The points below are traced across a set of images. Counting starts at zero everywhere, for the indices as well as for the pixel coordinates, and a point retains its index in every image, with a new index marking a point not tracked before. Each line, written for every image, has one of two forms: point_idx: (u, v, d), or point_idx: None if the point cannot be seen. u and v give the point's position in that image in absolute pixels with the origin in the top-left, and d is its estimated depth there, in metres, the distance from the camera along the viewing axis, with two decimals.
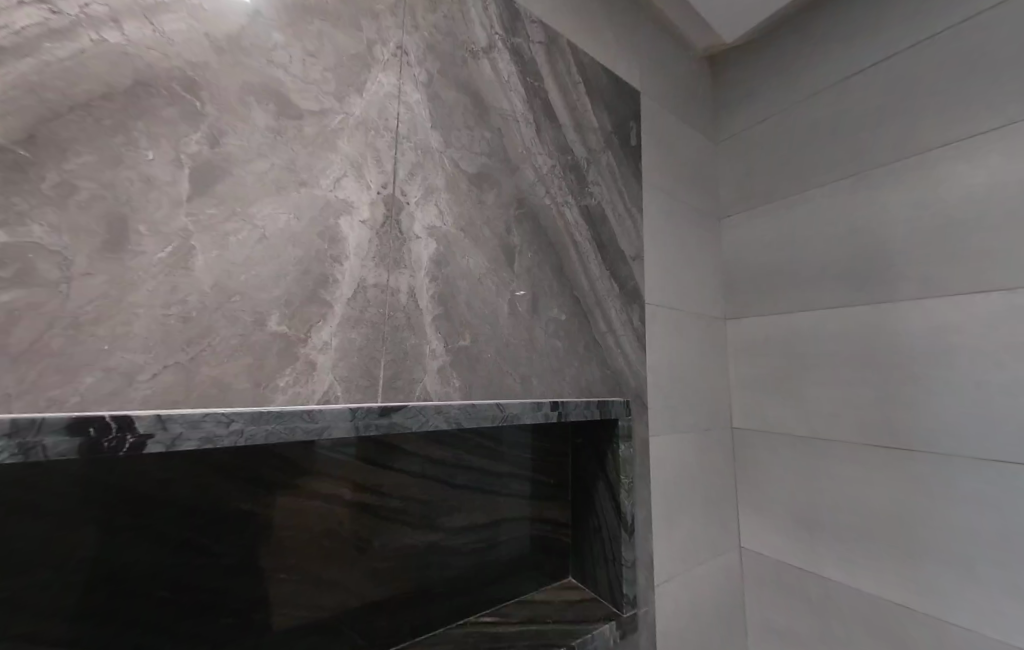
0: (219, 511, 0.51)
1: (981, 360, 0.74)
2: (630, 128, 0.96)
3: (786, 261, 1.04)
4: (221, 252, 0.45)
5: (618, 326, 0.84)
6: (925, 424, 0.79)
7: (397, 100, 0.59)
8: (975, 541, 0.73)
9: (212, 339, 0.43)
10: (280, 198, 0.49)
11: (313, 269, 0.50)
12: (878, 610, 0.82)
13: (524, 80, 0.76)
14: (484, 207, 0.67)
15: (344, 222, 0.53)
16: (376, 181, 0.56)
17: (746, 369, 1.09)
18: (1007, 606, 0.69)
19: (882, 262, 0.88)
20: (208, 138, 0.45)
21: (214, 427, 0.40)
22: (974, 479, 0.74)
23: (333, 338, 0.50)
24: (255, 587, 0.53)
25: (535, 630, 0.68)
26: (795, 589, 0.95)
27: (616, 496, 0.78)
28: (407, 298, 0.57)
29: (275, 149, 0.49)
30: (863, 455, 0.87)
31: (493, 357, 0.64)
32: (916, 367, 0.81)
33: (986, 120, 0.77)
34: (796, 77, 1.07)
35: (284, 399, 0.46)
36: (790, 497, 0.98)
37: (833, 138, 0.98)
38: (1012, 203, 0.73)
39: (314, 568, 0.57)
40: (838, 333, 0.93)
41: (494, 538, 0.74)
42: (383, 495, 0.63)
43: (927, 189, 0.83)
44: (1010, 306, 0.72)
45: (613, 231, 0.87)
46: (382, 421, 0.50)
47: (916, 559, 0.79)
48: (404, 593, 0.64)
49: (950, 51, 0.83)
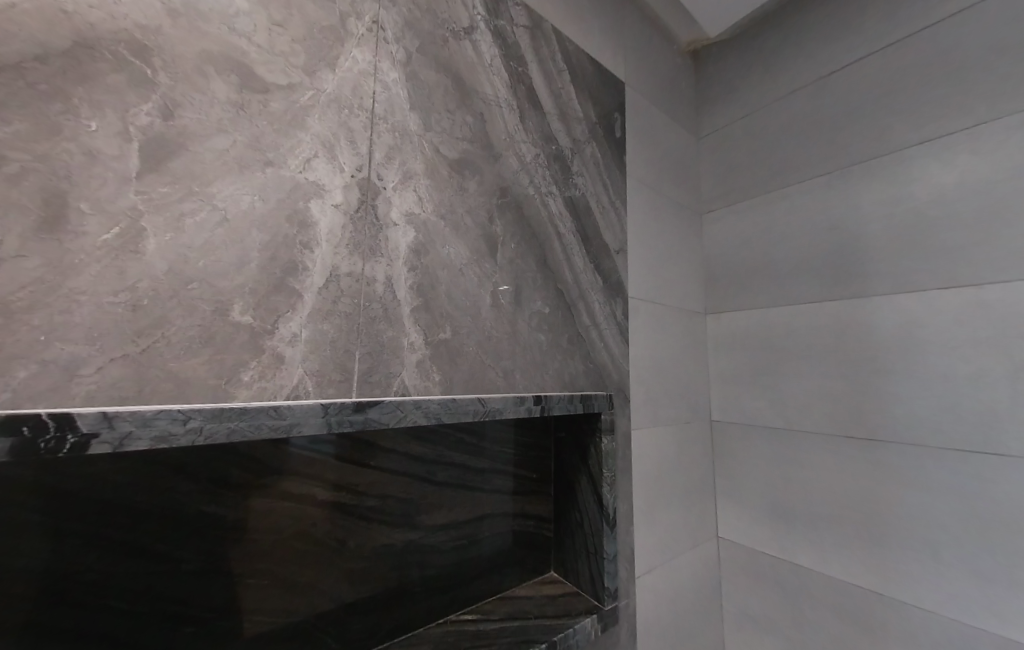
0: (179, 515, 0.48)
1: (948, 354, 0.77)
2: (614, 119, 0.95)
3: (764, 256, 1.05)
4: (176, 236, 0.41)
5: (601, 319, 0.83)
6: (895, 416, 0.82)
7: (373, 78, 0.56)
8: (939, 528, 0.75)
9: (167, 330, 0.40)
10: (243, 178, 0.45)
11: (280, 255, 0.47)
12: (846, 595, 0.85)
13: (508, 65, 0.73)
14: (466, 195, 0.65)
15: (315, 206, 0.49)
16: (350, 163, 0.53)
17: (725, 363, 1.10)
18: (964, 588, 0.72)
19: (856, 257, 0.89)
20: (161, 110, 0.42)
21: (169, 425, 0.37)
22: (940, 468, 0.76)
23: (302, 330, 0.47)
24: (221, 594, 0.50)
25: (517, 627, 0.66)
26: (770, 577, 0.97)
27: (598, 489, 0.78)
28: (384, 288, 0.54)
29: (237, 125, 0.45)
30: (835, 446, 0.89)
31: (475, 350, 0.62)
32: (886, 359, 0.83)
33: (956, 119, 0.79)
34: (776, 73, 1.08)
35: (249, 395, 0.43)
36: (765, 488, 1.00)
37: (812, 134, 0.99)
38: (979, 200, 0.75)
39: (285, 571, 0.54)
40: (814, 327, 0.95)
41: (475, 535, 0.73)
42: (360, 494, 0.60)
43: (901, 186, 0.84)
44: (974, 301, 0.74)
45: (597, 223, 0.86)
46: (356, 417, 0.47)
47: (881, 545, 0.81)
48: (381, 594, 0.61)
49: (924, 51, 0.84)
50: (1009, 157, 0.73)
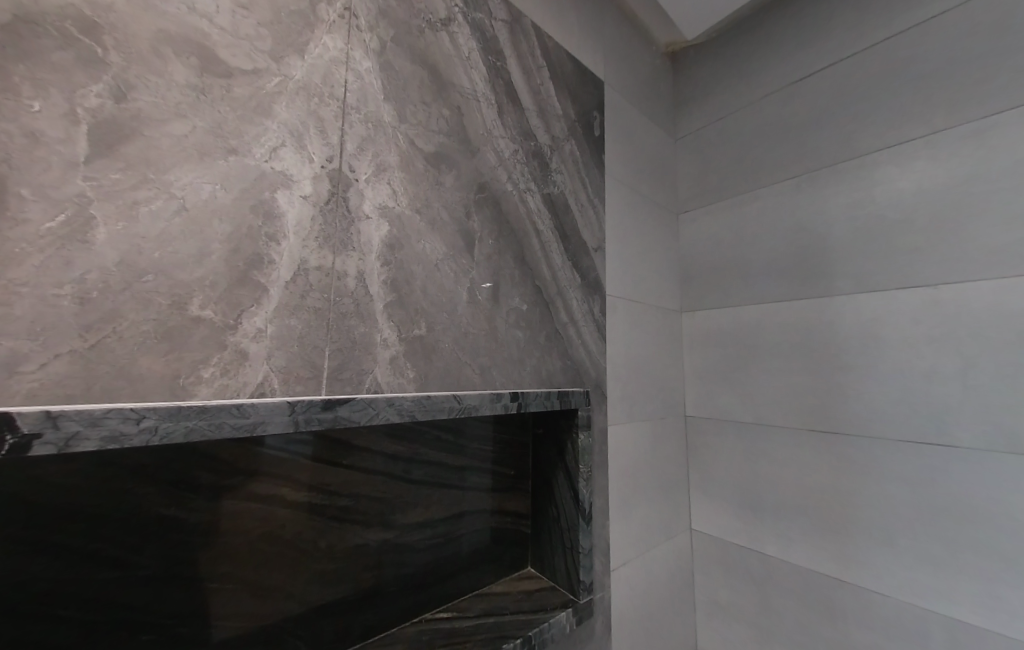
0: (135, 519, 0.46)
1: (905, 352, 0.80)
2: (593, 118, 0.95)
3: (737, 255, 1.08)
4: (129, 225, 0.39)
5: (579, 317, 0.84)
6: (857, 411, 0.85)
7: (345, 66, 0.54)
8: (894, 516, 0.79)
9: (119, 325, 0.38)
10: (203, 166, 0.43)
11: (244, 247, 0.45)
12: (810, 582, 0.89)
13: (486, 59, 0.72)
14: (442, 190, 0.64)
15: (281, 196, 0.48)
16: (320, 153, 0.51)
17: (699, 360, 1.12)
18: (917, 572, 0.76)
19: (822, 257, 0.93)
20: (113, 91, 0.39)
21: (121, 424, 0.35)
22: (895, 459, 0.80)
23: (267, 326, 0.45)
24: (182, 599, 0.48)
25: (493, 623, 0.66)
26: (739, 567, 1.00)
27: (574, 484, 0.78)
28: (356, 282, 0.53)
29: (197, 110, 0.43)
30: (800, 439, 0.93)
31: (450, 347, 0.62)
32: (849, 356, 0.87)
33: (915, 126, 0.82)
34: (750, 77, 1.10)
35: (209, 393, 0.42)
36: (735, 481, 1.03)
37: (783, 138, 1.02)
38: (933, 205, 0.79)
39: (252, 575, 0.52)
40: (781, 325, 0.98)
41: (452, 532, 0.72)
42: (332, 494, 0.59)
43: (863, 190, 0.88)
44: (929, 300, 0.78)
45: (576, 221, 0.86)
46: (325, 415, 0.46)
47: (842, 533, 0.85)
48: (354, 595, 0.60)
49: (886, 61, 0.88)
50: (961, 164, 0.77)
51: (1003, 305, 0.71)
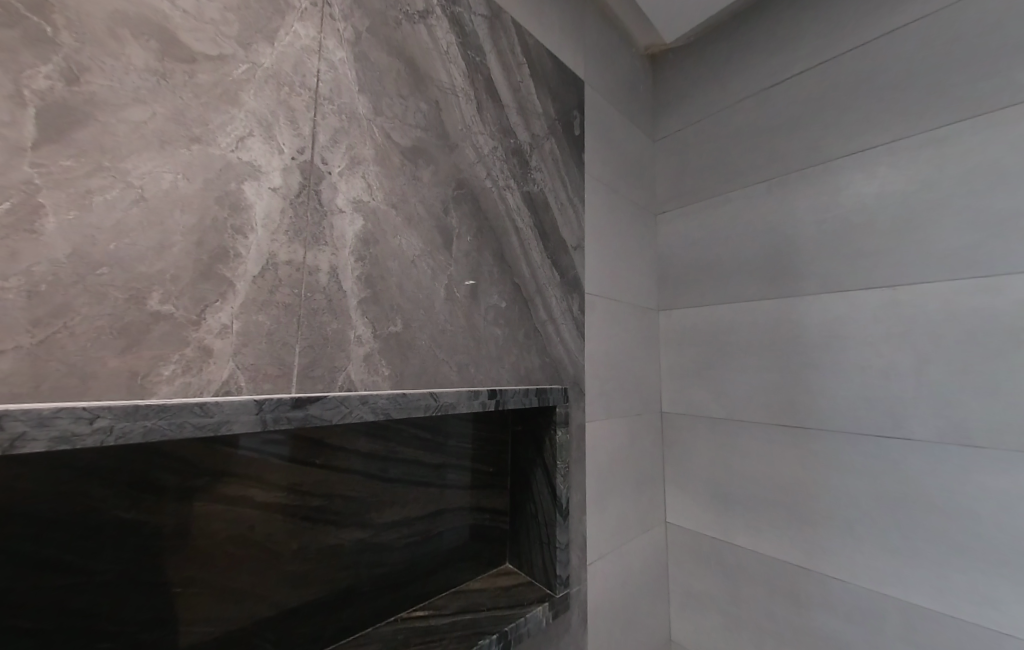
0: (90, 523, 0.43)
1: (865, 350, 0.84)
2: (573, 117, 0.96)
3: (711, 255, 1.11)
4: (82, 214, 0.37)
5: (558, 314, 0.84)
6: (822, 406, 0.89)
7: (318, 55, 0.53)
8: (855, 506, 0.83)
9: (70, 320, 0.36)
10: (164, 154, 0.41)
11: (208, 240, 0.43)
12: (777, 571, 0.92)
13: (465, 53, 0.72)
14: (419, 185, 0.63)
15: (248, 188, 0.46)
16: (290, 144, 0.49)
17: (674, 357, 1.15)
18: (875, 560, 0.80)
19: (791, 259, 0.96)
20: (64, 73, 0.37)
21: (73, 424, 0.34)
22: (857, 452, 0.84)
23: (233, 322, 0.44)
24: (143, 606, 0.46)
25: (469, 620, 0.66)
26: (711, 558, 1.03)
27: (552, 480, 0.79)
28: (329, 278, 0.51)
29: (157, 96, 0.41)
30: (769, 434, 0.96)
31: (427, 344, 0.61)
32: (814, 354, 0.91)
33: (878, 134, 0.86)
34: (725, 81, 1.13)
35: (171, 390, 0.40)
36: (708, 475, 1.06)
37: (756, 142, 1.05)
38: (894, 210, 0.83)
39: (218, 579, 0.51)
40: (752, 323, 1.01)
41: (429, 530, 0.72)
42: (304, 494, 0.57)
43: (829, 194, 0.92)
44: (888, 301, 0.82)
45: (556, 220, 0.87)
46: (295, 413, 0.45)
47: (807, 524, 0.89)
48: (327, 596, 0.59)
49: (851, 71, 0.91)
50: (919, 171, 0.81)
51: (955, 305, 0.75)
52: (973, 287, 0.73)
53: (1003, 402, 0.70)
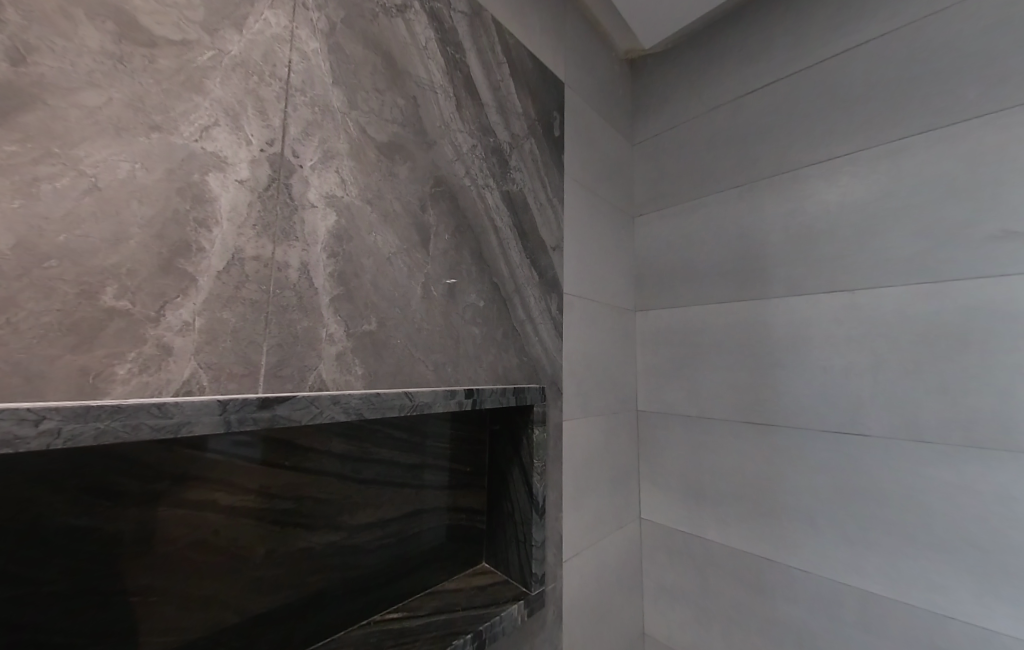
0: (36, 531, 0.41)
1: (828, 350, 0.88)
2: (553, 118, 0.96)
3: (685, 258, 1.13)
4: (28, 203, 0.35)
5: (536, 314, 0.85)
6: (788, 405, 0.92)
7: (289, 45, 0.51)
8: (816, 499, 0.87)
9: (13, 315, 0.34)
10: (120, 142, 0.39)
11: (168, 233, 0.41)
12: (743, 563, 0.96)
13: (444, 50, 0.71)
14: (396, 181, 0.62)
15: (213, 180, 0.44)
16: (259, 135, 0.48)
17: (650, 357, 1.17)
18: (833, 549, 0.84)
19: (759, 262, 1.00)
20: (8, 52, 0.35)
21: (14, 426, 0.32)
22: (820, 448, 0.87)
23: (195, 319, 0.42)
24: (95, 616, 0.44)
25: (444, 621, 0.66)
26: (682, 552, 1.06)
27: (528, 479, 0.79)
28: (299, 274, 0.50)
29: (113, 80, 0.39)
30: (738, 431, 0.99)
31: (403, 343, 0.60)
32: (781, 354, 0.94)
33: (841, 145, 0.90)
34: (701, 89, 1.15)
35: (127, 391, 0.38)
36: (680, 472, 1.08)
37: (730, 149, 1.08)
38: (854, 217, 0.87)
39: (179, 587, 0.48)
40: (722, 324, 1.04)
41: (404, 531, 0.71)
42: (273, 497, 0.56)
43: (796, 201, 0.95)
44: (848, 303, 0.86)
45: (535, 220, 0.87)
46: (262, 414, 0.44)
47: (772, 518, 0.92)
48: (296, 601, 0.57)
49: (818, 83, 0.95)
50: (878, 181, 0.85)
51: (908, 309, 0.79)
52: (924, 291, 0.78)
53: (951, 400, 0.74)
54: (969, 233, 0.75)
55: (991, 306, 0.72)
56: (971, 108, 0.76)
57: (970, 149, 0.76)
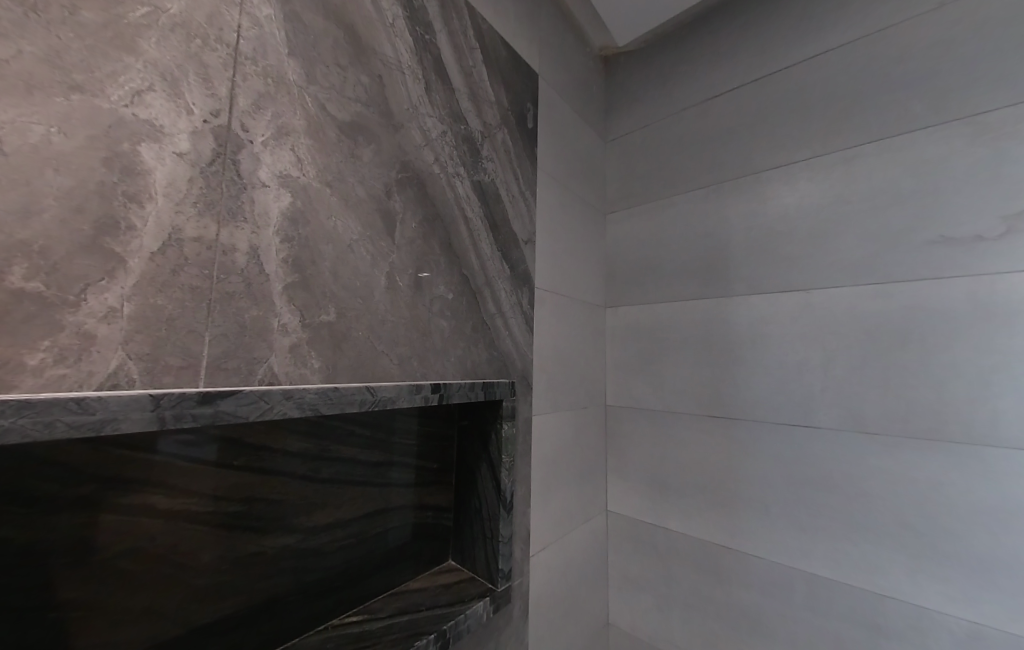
0: None
1: (786, 347, 0.91)
2: (527, 109, 0.95)
3: (653, 255, 1.15)
4: None
5: (507, 308, 0.83)
6: (746, 399, 0.95)
7: (238, 9, 0.47)
8: (771, 489, 0.91)
9: None
10: (32, 101, 0.35)
11: (92, 208, 0.37)
12: (702, 552, 0.99)
13: (413, 29, 0.68)
14: (359, 164, 0.59)
15: (146, 151, 0.40)
16: (202, 105, 0.44)
17: (618, 352, 1.18)
18: (785, 536, 0.88)
19: (723, 260, 1.02)
20: None
21: None
22: (777, 441, 0.91)
23: (123, 305, 0.38)
24: (7, 635, 0.39)
25: (406, 622, 0.64)
26: (645, 543, 1.08)
27: (496, 475, 0.78)
28: (248, 260, 0.46)
29: (23, 30, 0.34)
30: (700, 425, 1.02)
31: (364, 335, 0.57)
32: (742, 350, 0.97)
33: (801, 150, 0.94)
34: (671, 89, 1.17)
35: (39, 384, 0.34)
36: (646, 465, 1.10)
37: (698, 149, 1.10)
38: (811, 219, 0.90)
39: (110, 599, 0.44)
40: (687, 321, 1.07)
41: (366, 531, 0.68)
42: (220, 500, 0.52)
43: (758, 202, 0.98)
44: (803, 302, 0.90)
45: (506, 211, 0.85)
46: (203, 409, 0.40)
47: (730, 508, 0.96)
48: (246, 608, 0.54)
49: (782, 89, 0.98)
50: (833, 186, 0.88)
51: (857, 308, 0.83)
52: (872, 291, 0.82)
53: (893, 395, 0.78)
54: (912, 237, 0.79)
55: (930, 307, 0.76)
56: (918, 119, 0.81)
57: (917, 158, 0.80)
